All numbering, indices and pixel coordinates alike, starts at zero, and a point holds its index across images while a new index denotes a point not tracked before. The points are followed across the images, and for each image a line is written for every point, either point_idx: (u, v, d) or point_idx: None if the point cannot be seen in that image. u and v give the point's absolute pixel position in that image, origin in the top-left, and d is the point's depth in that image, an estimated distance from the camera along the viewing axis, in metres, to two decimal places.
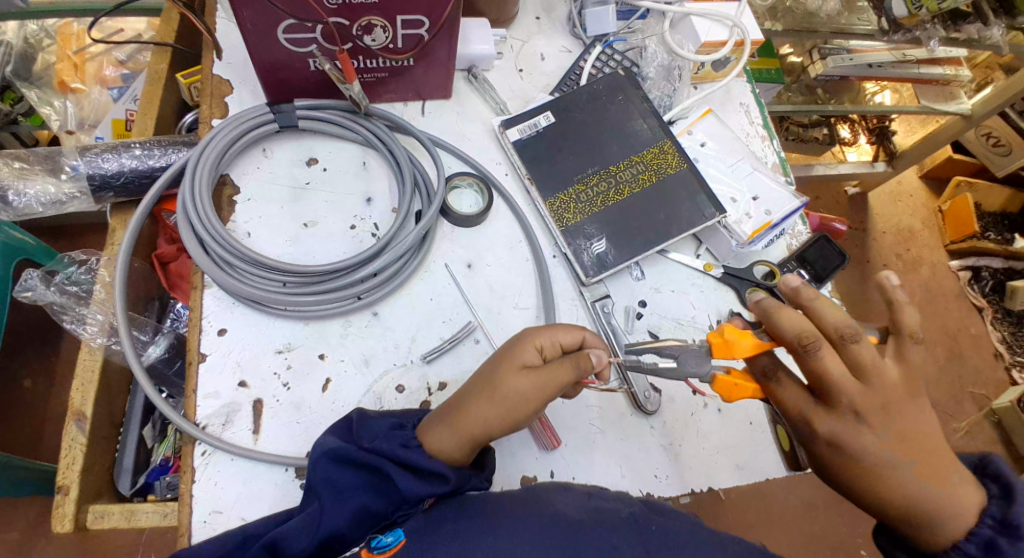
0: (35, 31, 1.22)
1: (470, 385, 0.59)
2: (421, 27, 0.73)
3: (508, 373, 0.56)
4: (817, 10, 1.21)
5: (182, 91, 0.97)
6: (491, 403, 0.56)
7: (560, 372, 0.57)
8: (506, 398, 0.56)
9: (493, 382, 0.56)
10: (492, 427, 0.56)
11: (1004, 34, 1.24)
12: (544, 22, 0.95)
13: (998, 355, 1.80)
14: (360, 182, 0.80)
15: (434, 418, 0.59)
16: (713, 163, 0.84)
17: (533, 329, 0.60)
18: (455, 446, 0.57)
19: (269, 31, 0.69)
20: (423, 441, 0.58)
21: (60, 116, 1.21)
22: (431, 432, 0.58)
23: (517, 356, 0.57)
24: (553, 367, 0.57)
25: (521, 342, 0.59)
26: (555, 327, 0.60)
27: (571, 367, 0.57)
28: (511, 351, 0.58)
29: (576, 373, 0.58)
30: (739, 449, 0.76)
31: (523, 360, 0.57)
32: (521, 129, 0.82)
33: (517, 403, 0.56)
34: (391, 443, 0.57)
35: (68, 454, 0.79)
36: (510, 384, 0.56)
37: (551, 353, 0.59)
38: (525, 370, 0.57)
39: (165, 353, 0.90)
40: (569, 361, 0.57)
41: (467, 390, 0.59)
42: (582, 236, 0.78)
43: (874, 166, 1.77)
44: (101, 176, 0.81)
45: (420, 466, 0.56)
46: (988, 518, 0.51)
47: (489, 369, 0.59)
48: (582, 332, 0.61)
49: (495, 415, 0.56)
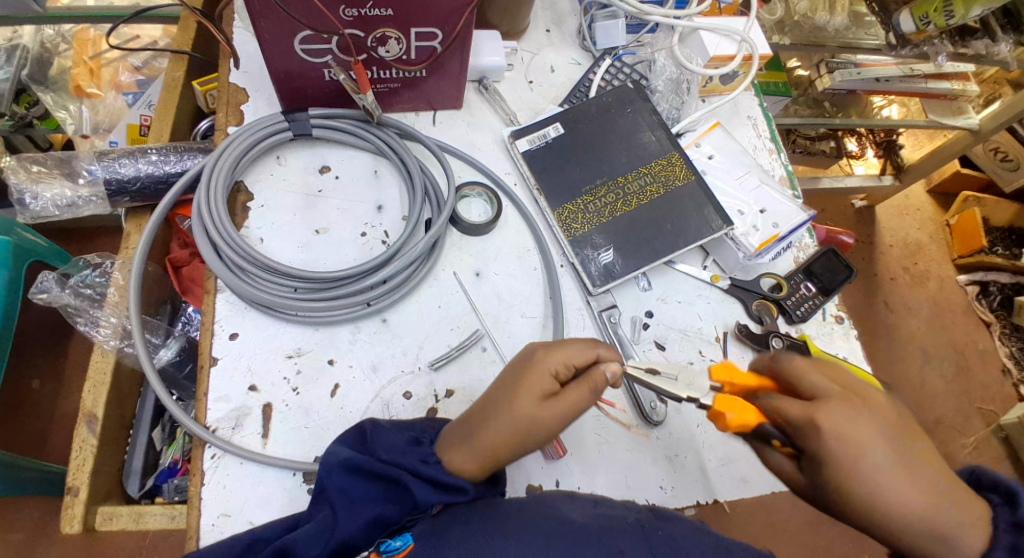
0: (52, 36, 1.25)
1: (484, 403, 0.59)
2: (435, 39, 0.74)
3: (525, 396, 0.56)
4: (826, 25, 1.22)
5: (197, 99, 0.99)
6: (507, 426, 0.56)
7: (578, 395, 0.57)
8: (525, 422, 0.56)
9: (509, 405, 0.56)
10: (511, 448, 0.57)
11: (1011, 50, 1.24)
12: (554, 35, 0.96)
13: (1005, 370, 1.79)
14: (372, 189, 0.82)
15: (450, 436, 0.60)
16: (720, 176, 0.84)
17: (547, 348, 0.60)
18: (475, 465, 0.57)
19: (286, 41, 0.70)
20: (441, 458, 0.58)
21: (75, 121, 1.23)
22: (448, 451, 0.58)
23: (532, 379, 0.57)
24: (570, 391, 0.57)
25: (534, 362, 0.59)
26: (567, 346, 0.60)
27: (586, 389, 0.58)
28: (526, 371, 0.58)
29: (591, 394, 0.58)
30: (746, 462, 0.76)
31: (542, 385, 0.57)
32: (531, 139, 0.83)
33: (538, 426, 0.56)
34: (410, 458, 0.58)
35: (78, 456, 0.79)
36: (529, 408, 0.56)
37: (566, 373, 0.59)
38: (542, 393, 0.57)
39: (176, 356, 0.91)
40: (585, 383, 0.58)
41: (483, 409, 0.59)
42: (590, 245, 0.78)
43: (881, 179, 1.77)
44: (117, 181, 0.82)
45: (438, 479, 0.57)
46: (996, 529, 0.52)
47: (504, 388, 0.59)
48: (595, 349, 0.61)
49: (513, 437, 0.56)
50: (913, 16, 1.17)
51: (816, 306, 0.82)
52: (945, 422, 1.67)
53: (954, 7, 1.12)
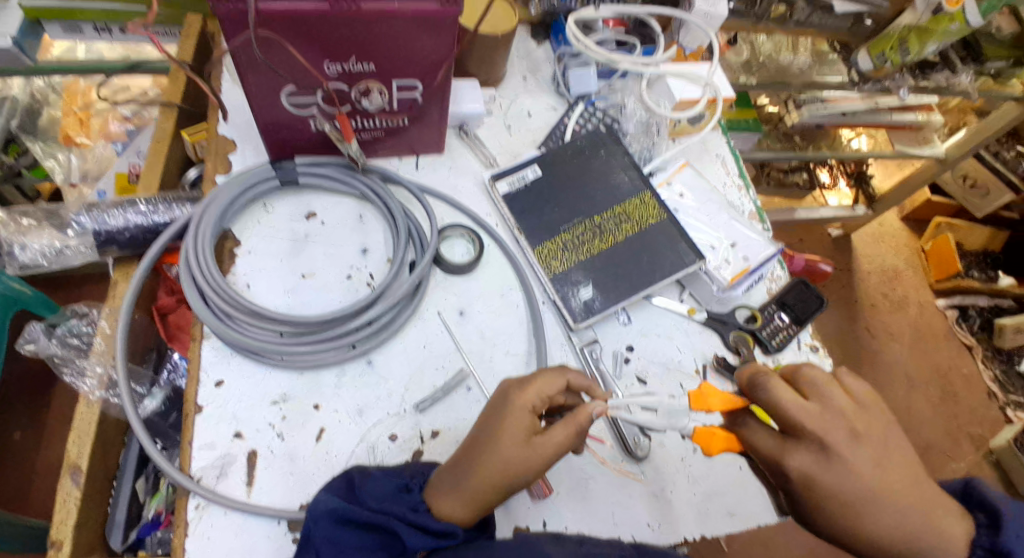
0: (42, 88, 1.27)
1: (468, 447, 0.60)
2: (416, 91, 0.78)
3: (510, 438, 0.58)
4: (789, 64, 1.30)
5: (186, 148, 1.01)
6: (501, 470, 0.57)
7: (561, 434, 0.60)
8: (514, 465, 0.58)
9: (498, 450, 0.58)
10: (503, 492, 0.58)
11: (972, 79, 1.31)
12: (531, 81, 1.00)
13: (991, 395, 1.82)
14: (357, 234, 0.84)
15: (440, 483, 0.60)
16: (693, 213, 0.88)
17: (520, 382, 0.62)
18: (467, 511, 0.58)
19: (273, 96, 0.73)
20: (434, 506, 0.59)
21: (64, 170, 1.26)
22: (439, 498, 0.59)
23: (514, 421, 0.59)
24: (554, 432, 0.60)
25: (512, 403, 0.60)
26: (539, 379, 0.62)
27: (572, 425, 0.60)
28: (507, 413, 0.60)
29: (578, 428, 0.61)
30: (729, 496, 0.77)
31: (523, 424, 0.59)
32: (509, 182, 0.87)
33: (526, 467, 0.58)
34: (401, 506, 0.59)
35: (63, 508, 0.78)
36: (516, 449, 0.58)
37: (541, 406, 0.61)
38: (525, 432, 0.59)
39: (160, 405, 0.91)
40: (569, 425, 0.61)
41: (468, 451, 0.60)
42: (569, 283, 0.81)
43: (855, 209, 1.83)
44: (105, 232, 0.83)
45: (428, 526, 0.57)
46: (979, 549, 0.53)
47: (485, 430, 0.60)
48: (564, 374, 0.64)
49: (503, 481, 0.58)
50: (870, 54, 1.23)
51: (790, 335, 0.85)
52: (935, 448, 1.68)
53: (909, 45, 1.17)
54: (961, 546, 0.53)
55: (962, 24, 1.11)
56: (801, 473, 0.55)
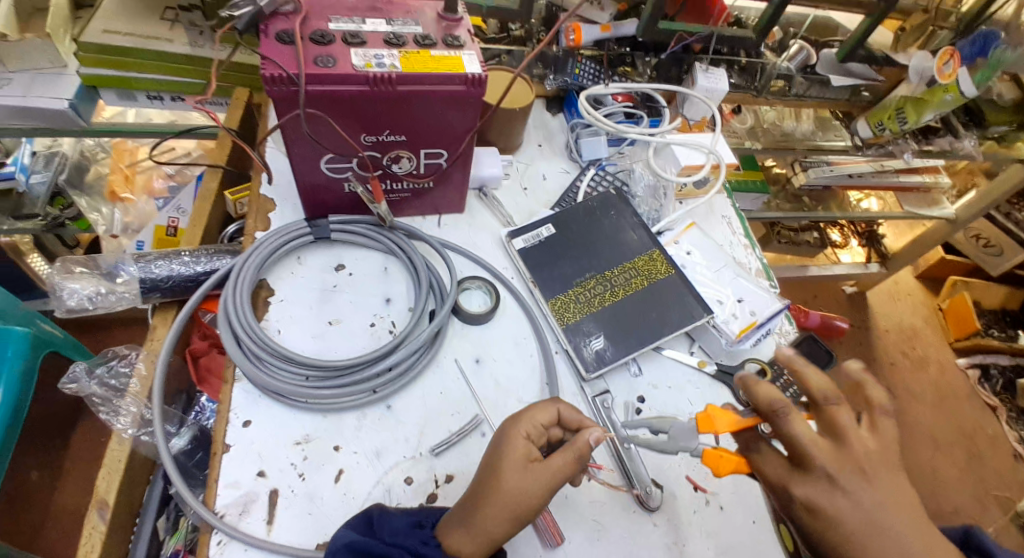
0: (91, 146, 1.36)
1: (474, 484, 0.64)
2: (441, 157, 0.85)
3: (505, 468, 0.62)
4: (794, 130, 1.38)
5: (227, 205, 1.10)
6: (501, 501, 0.60)
7: (558, 462, 0.62)
8: (512, 493, 0.60)
9: (496, 481, 0.61)
10: (506, 523, 0.60)
11: (976, 144, 1.37)
12: (545, 148, 1.08)
13: (1018, 456, 1.77)
14: (381, 285, 0.89)
15: (450, 520, 0.63)
16: (700, 270, 0.92)
17: (513, 418, 0.66)
18: (475, 545, 0.61)
19: (313, 162, 0.81)
20: (445, 542, 0.62)
21: (106, 223, 1.35)
22: (450, 535, 0.62)
23: (508, 452, 0.63)
24: (549, 460, 0.62)
25: (507, 436, 0.64)
26: (530, 412, 0.66)
27: (566, 454, 0.63)
28: (503, 445, 0.64)
29: (573, 457, 0.63)
30: (742, 551, 0.78)
31: (517, 454, 0.63)
32: (526, 238, 0.92)
33: (524, 496, 0.61)
34: (411, 540, 0.63)
35: (87, 542, 0.81)
36: (513, 478, 0.61)
37: (535, 436, 0.65)
38: (520, 461, 0.62)
39: (187, 444, 0.95)
40: (565, 451, 0.63)
41: (472, 487, 0.63)
42: (581, 333, 0.85)
43: (868, 267, 1.86)
44: (150, 279, 0.90)
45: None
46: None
47: (487, 464, 0.64)
48: (555, 405, 0.68)
49: (503, 512, 0.60)
50: (869, 122, 1.31)
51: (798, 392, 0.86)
52: (962, 511, 1.62)
53: (907, 115, 1.22)
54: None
55: (957, 95, 1.16)
56: (806, 501, 0.58)
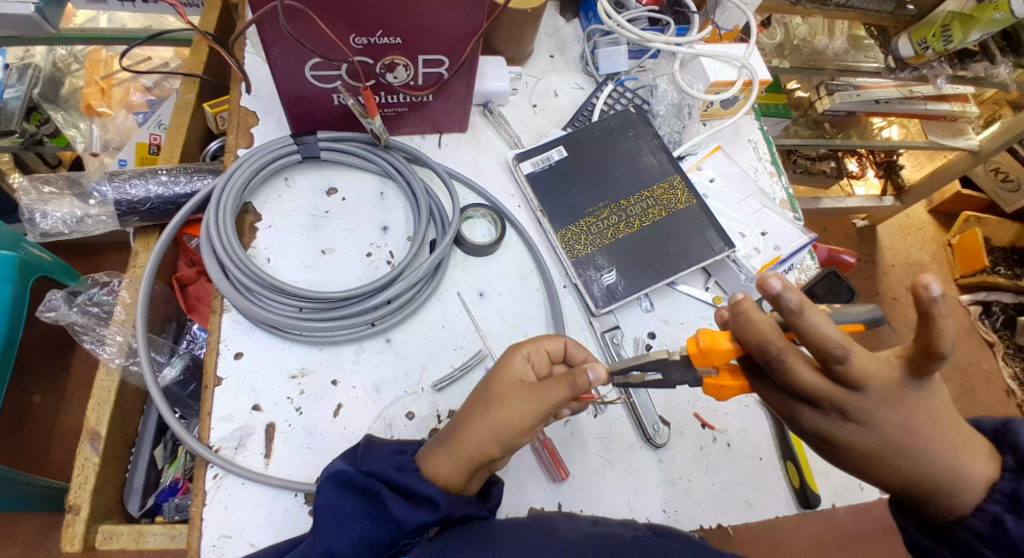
0: (64, 55, 1.23)
1: (463, 409, 0.61)
2: (442, 66, 0.76)
3: (499, 390, 0.58)
4: (824, 48, 1.25)
5: (207, 120, 1.01)
6: (486, 422, 0.57)
7: (556, 391, 0.57)
8: (498, 409, 0.57)
9: (487, 403, 0.58)
10: (486, 442, 0.57)
11: (1010, 72, 1.24)
12: (557, 60, 0.98)
13: (1009, 392, 1.77)
14: (378, 211, 0.83)
15: (431, 445, 0.60)
16: (721, 200, 0.86)
17: (519, 343, 0.64)
18: (453, 469, 0.57)
19: (298, 69, 0.72)
20: (423, 467, 0.58)
21: (84, 139, 1.25)
22: (429, 459, 0.59)
23: (506, 373, 0.60)
24: (543, 382, 0.58)
25: (506, 357, 0.61)
26: (537, 339, 0.63)
27: (564, 384, 0.57)
28: (500, 367, 0.61)
29: (571, 392, 0.57)
30: (749, 486, 0.76)
31: (516, 376, 0.59)
32: (534, 162, 0.84)
33: (512, 417, 0.56)
34: (386, 466, 0.57)
35: (81, 473, 0.79)
36: (504, 399, 0.58)
37: (537, 362, 0.62)
38: (515, 383, 0.59)
39: (180, 375, 0.91)
40: (562, 379, 0.57)
41: (462, 412, 0.60)
42: (592, 267, 0.79)
43: (883, 200, 1.78)
44: (127, 201, 0.83)
45: (412, 489, 0.56)
46: (997, 492, 0.49)
47: (482, 389, 0.61)
48: (564, 338, 0.65)
49: (485, 429, 0.57)
50: (911, 41, 1.19)
51: None
52: None
53: (952, 33, 1.11)
54: (979, 488, 0.49)
55: (1008, 14, 1.05)
56: (821, 431, 0.51)
